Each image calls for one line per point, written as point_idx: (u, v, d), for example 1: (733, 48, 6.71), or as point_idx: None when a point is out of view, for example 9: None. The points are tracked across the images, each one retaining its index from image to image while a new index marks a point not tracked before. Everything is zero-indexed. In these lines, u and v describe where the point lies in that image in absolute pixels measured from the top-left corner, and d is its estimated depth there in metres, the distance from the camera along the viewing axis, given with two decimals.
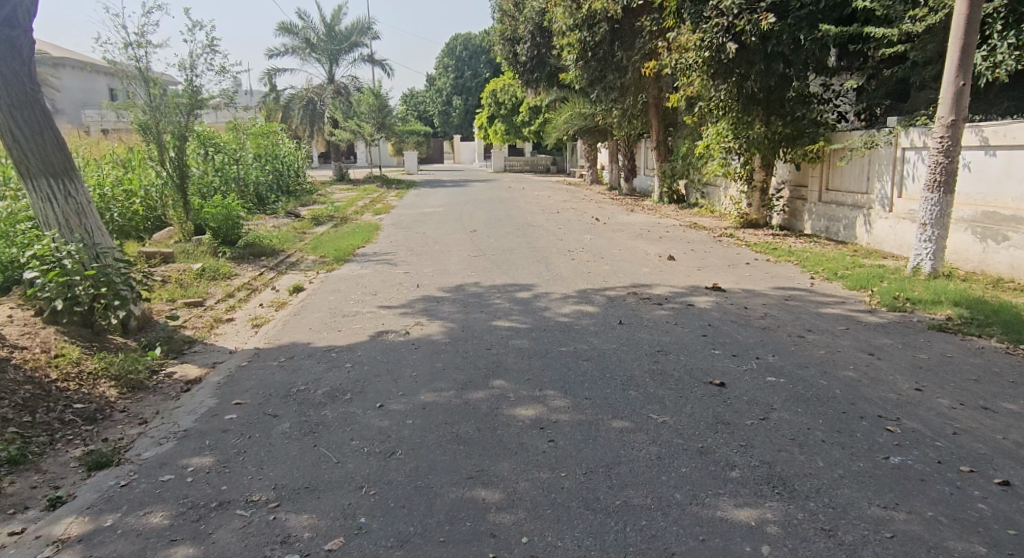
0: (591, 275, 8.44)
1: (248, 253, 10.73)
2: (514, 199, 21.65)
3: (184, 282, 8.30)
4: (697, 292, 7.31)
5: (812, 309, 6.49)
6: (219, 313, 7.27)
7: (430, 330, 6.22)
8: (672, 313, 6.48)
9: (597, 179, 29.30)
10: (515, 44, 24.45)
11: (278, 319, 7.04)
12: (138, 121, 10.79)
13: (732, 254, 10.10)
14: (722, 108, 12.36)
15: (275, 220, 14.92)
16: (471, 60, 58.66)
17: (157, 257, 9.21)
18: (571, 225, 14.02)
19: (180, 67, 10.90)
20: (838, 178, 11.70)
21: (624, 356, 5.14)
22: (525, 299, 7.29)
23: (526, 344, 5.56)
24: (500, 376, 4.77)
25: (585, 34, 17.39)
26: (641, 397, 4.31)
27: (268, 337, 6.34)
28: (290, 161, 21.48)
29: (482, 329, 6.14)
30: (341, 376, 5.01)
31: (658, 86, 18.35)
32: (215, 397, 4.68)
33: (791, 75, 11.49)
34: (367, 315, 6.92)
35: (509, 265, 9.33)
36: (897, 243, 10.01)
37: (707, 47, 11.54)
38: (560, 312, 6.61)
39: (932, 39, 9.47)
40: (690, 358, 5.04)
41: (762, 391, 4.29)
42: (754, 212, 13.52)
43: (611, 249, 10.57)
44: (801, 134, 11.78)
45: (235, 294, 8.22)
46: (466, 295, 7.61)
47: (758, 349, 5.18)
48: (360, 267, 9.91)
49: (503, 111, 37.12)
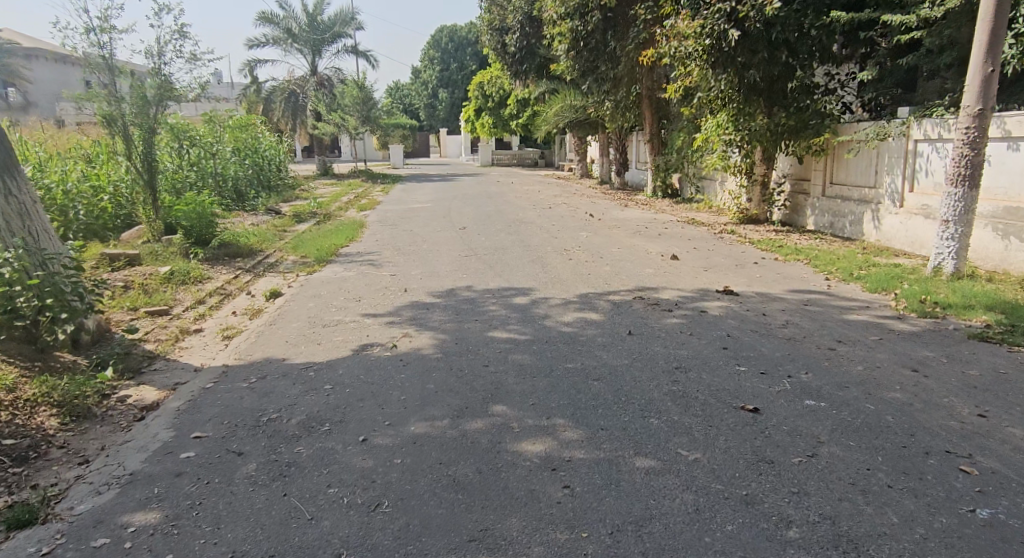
0: (592, 277, 7.88)
1: (222, 253, 10.06)
2: (504, 193, 21.06)
3: (149, 288, 7.60)
4: (708, 296, 6.75)
5: (837, 316, 5.95)
6: (185, 323, 6.60)
7: (420, 343, 5.60)
8: (685, 321, 5.92)
9: (587, 173, 28.74)
10: (503, 34, 23.78)
11: (251, 329, 6.40)
12: (100, 112, 10.00)
13: (738, 252, 9.56)
14: (721, 98, 11.72)
15: (254, 218, 14.23)
16: (456, 52, 57.75)
17: (121, 260, 8.55)
18: (565, 221, 13.42)
19: (147, 54, 10.16)
20: (843, 171, 11.20)
21: (639, 376, 4.57)
22: (522, 305, 6.70)
23: (528, 361, 4.98)
24: (500, 401, 4.19)
25: (575, 23, 16.86)
26: (665, 427, 3.75)
27: (239, 351, 5.69)
28: (271, 155, 20.68)
29: (477, 341, 5.54)
30: (318, 402, 4.39)
31: (651, 77, 17.79)
32: (172, 429, 4.06)
33: (794, 64, 10.95)
34: (349, 326, 6.29)
35: (503, 266, 8.74)
36: (908, 240, 9.50)
37: (708, 35, 10.94)
38: (561, 322, 6.03)
39: (950, 23, 8.96)
40: (713, 377, 4.48)
41: (805, 419, 3.73)
42: (753, 207, 12.96)
43: (609, 248, 10.00)
44: (805, 126, 11.18)
45: (205, 300, 7.56)
46: (458, 301, 7.01)
47: (787, 364, 4.63)
48: (343, 268, 9.26)
49: (490, 103, 36.48)
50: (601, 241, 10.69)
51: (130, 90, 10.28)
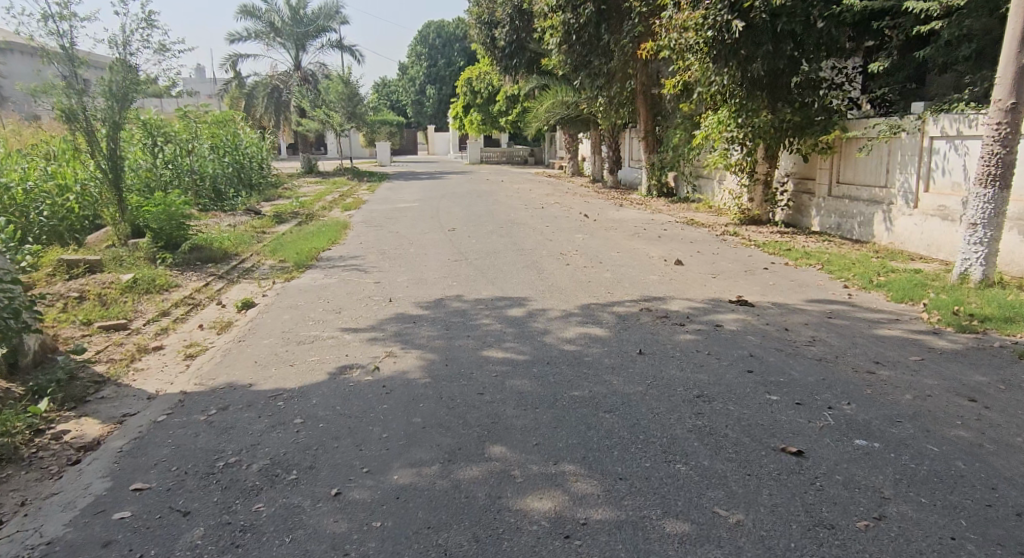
0: (593, 285, 7.31)
1: (193, 258, 9.39)
2: (494, 192, 20.43)
3: (108, 298, 6.94)
4: (721, 308, 6.17)
5: (866, 330, 5.38)
6: (144, 339, 5.95)
7: (405, 365, 4.98)
8: (700, 338, 5.33)
9: (578, 172, 28.14)
10: (493, 28, 23.17)
11: (218, 346, 5.76)
12: (58, 106, 9.23)
13: (745, 256, 9.00)
14: (722, 93, 11.21)
15: (231, 218, 13.54)
16: (444, 48, 56.95)
17: (80, 266, 7.90)
18: (558, 222, 12.83)
19: (111, 43, 9.46)
20: (851, 170, 10.68)
21: (656, 407, 3.97)
22: (518, 319, 6.10)
23: (527, 389, 4.38)
24: (501, 443, 3.58)
25: (568, 15, 16.36)
26: (695, 476, 3.15)
27: (200, 375, 5.05)
28: (252, 152, 19.96)
29: (469, 364, 4.93)
30: (285, 441, 3.76)
31: (646, 71, 17.23)
32: (109, 478, 3.42)
33: (798, 57, 10.51)
34: (326, 343, 5.65)
35: (496, 272, 8.15)
36: (924, 242, 8.98)
37: (710, 26, 10.38)
38: (563, 340, 5.42)
39: (970, 14, 8.48)
40: (742, 408, 3.90)
41: (861, 466, 3.15)
42: (755, 207, 12.41)
43: (607, 252, 9.43)
44: (811, 123, 10.71)
45: (170, 312, 6.91)
46: (448, 313, 6.40)
47: (824, 392, 4.05)
48: (324, 274, 8.62)
49: (479, 100, 35.87)
50: (599, 244, 10.11)
51: (94, 82, 9.57)
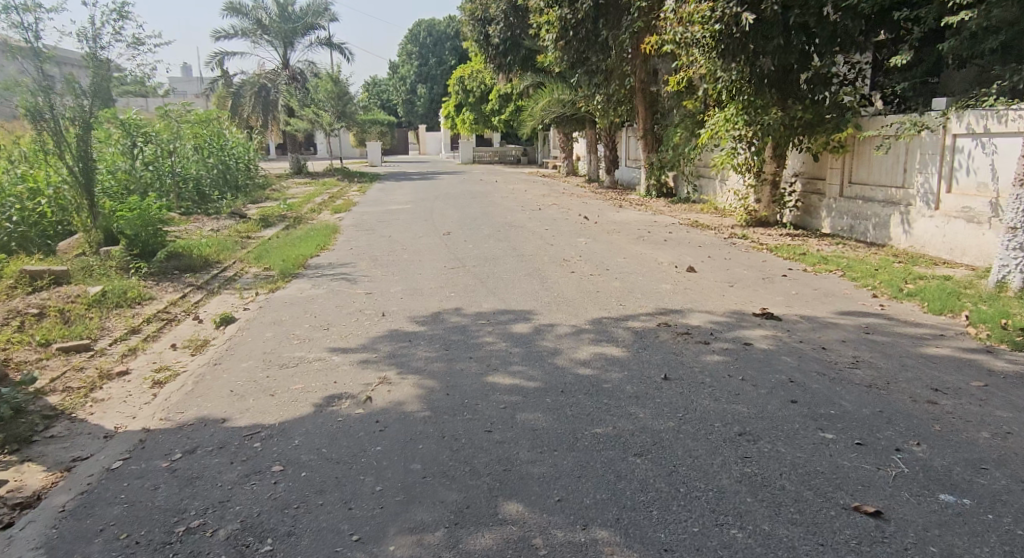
0: (601, 297, 6.76)
1: (171, 267, 8.81)
2: (489, 192, 19.86)
3: (72, 314, 6.36)
4: (746, 323, 5.62)
5: (912, 348, 4.82)
6: (107, 364, 5.38)
7: (400, 396, 4.40)
8: (729, 359, 4.78)
9: (573, 171, 27.60)
10: (486, 24, 22.61)
11: (189, 371, 5.18)
12: (21, 103, 8.54)
13: (759, 262, 8.47)
14: (730, 90, 10.69)
15: (214, 223, 12.91)
16: (435, 47, 56.27)
17: (44, 278, 7.31)
18: (558, 226, 12.25)
19: (79, 36, 8.85)
20: (865, 169, 10.11)
21: (694, 450, 3.42)
22: (524, 338, 5.53)
23: (541, 426, 3.82)
24: (517, 501, 3.02)
25: (564, 10, 15.84)
26: (755, 547, 2.60)
27: (165, 407, 4.47)
28: (239, 152, 19.27)
29: (472, 394, 4.36)
30: (260, 496, 3.18)
31: (645, 68, 16.67)
32: (43, 551, 2.85)
33: (811, 52, 10.06)
34: (310, 367, 5.06)
35: (496, 282, 7.59)
36: (946, 246, 8.44)
37: (718, 19, 9.84)
38: (576, 363, 4.88)
39: (999, 4, 7.81)
40: (793, 450, 3.34)
41: (957, 532, 2.61)
42: (763, 208, 11.89)
43: (613, 258, 8.88)
44: (823, 120, 10.20)
45: (140, 329, 6.34)
46: (447, 331, 5.83)
47: (886, 428, 3.50)
48: (310, 284, 8.05)
49: (471, 99, 35.29)
50: (602, 250, 9.54)
51: (61, 78, 8.92)
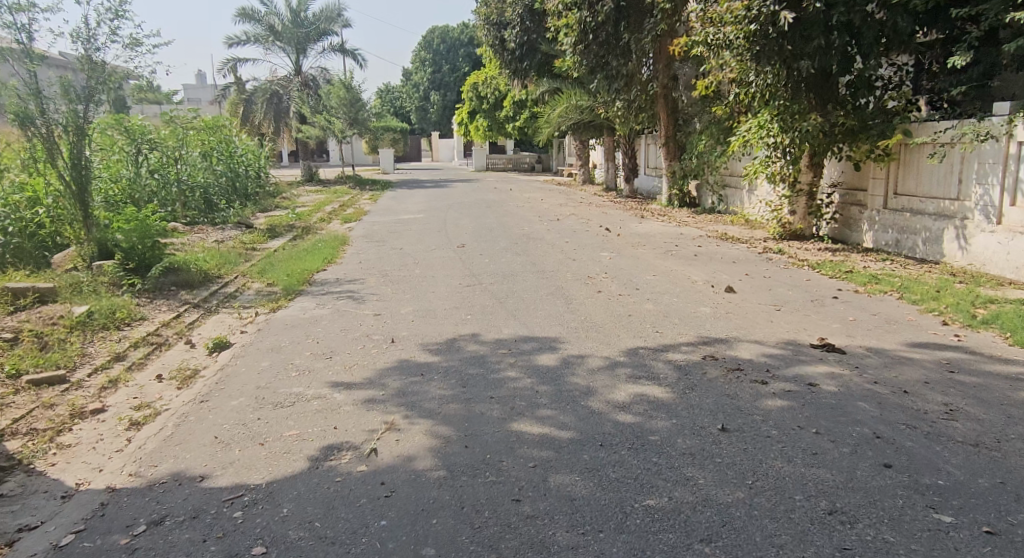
0: (634, 322, 6.09)
1: (167, 283, 8.27)
2: (505, 201, 19.26)
3: (51, 339, 5.80)
4: (805, 356, 4.92)
5: (1012, 394, 4.09)
6: (81, 399, 4.79)
7: (410, 449, 3.75)
8: (795, 403, 4.08)
9: (590, 179, 26.95)
10: (502, 29, 22.11)
11: (172, 410, 4.56)
12: (11, 109, 8.01)
13: (803, 281, 7.76)
14: (764, 95, 10.00)
15: (219, 233, 12.38)
16: (448, 54, 55.77)
17: (28, 296, 6.83)
18: (579, 238, 11.58)
19: (72, 36, 8.32)
20: (913, 179, 9.36)
21: (777, 536, 2.72)
22: (551, 372, 4.87)
23: (581, 495, 3.15)
24: None
25: (584, 13, 15.22)
26: None
27: (138, 458, 3.84)
28: (250, 159, 18.80)
29: (495, 448, 3.70)
30: None
31: (668, 72, 16.00)
32: None
33: (853, 53, 9.29)
34: (308, 408, 4.42)
35: (517, 303, 6.94)
36: (1010, 264, 7.69)
37: (754, 19, 9.18)
38: (614, 407, 4.20)
39: None
40: (906, 540, 2.64)
41: None
42: (797, 220, 11.07)
43: (641, 276, 8.20)
44: (866, 127, 9.48)
45: (124, 355, 5.75)
46: (464, 364, 5.17)
47: (1018, 510, 2.79)
48: (315, 303, 7.44)
49: (485, 105, 34.78)
50: (630, 266, 8.87)
51: (53, 80, 8.40)
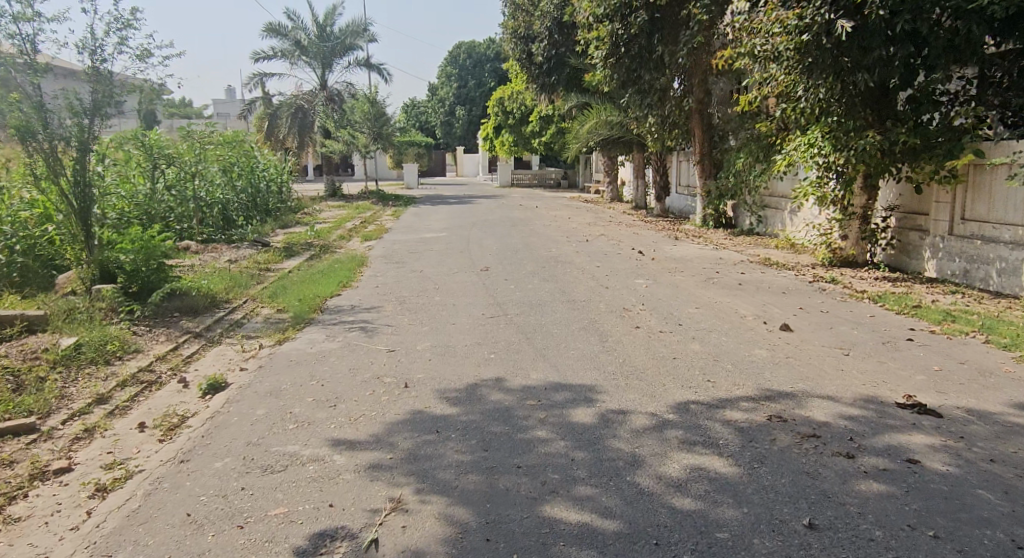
0: (681, 368, 5.31)
1: (169, 308, 7.72)
2: (532, 220, 18.60)
3: (27, 379, 5.20)
4: (895, 419, 4.12)
5: None
6: (46, 455, 4.15)
7: (419, 541, 3.03)
8: (896, 488, 3.29)
9: (618, 197, 26.22)
10: (530, 42, 21.51)
11: (147, 472, 3.90)
12: (12, 122, 7.41)
13: (867, 317, 6.91)
14: (815, 110, 9.27)
15: (233, 253, 11.87)
16: (474, 69, 55.55)
17: (15, 326, 6.30)
18: (611, 262, 10.83)
19: (77, 46, 7.84)
20: (986, 204, 8.47)
21: None
22: (588, 433, 4.13)
23: None
24: None
25: (615, 25, 14.45)
26: None
27: (91, 544, 3.17)
28: (272, 174, 18.43)
29: (524, 544, 2.97)
30: None
31: (704, 86, 15.25)
32: None
33: (917, 66, 8.45)
34: (301, 476, 3.73)
35: (546, 340, 6.22)
36: None
37: (807, 29, 8.50)
38: (669, 485, 3.45)
39: None
40: None
41: None
42: (849, 245, 10.20)
43: (683, 309, 7.43)
44: (929, 146, 8.66)
45: (107, 398, 5.11)
46: (485, 418, 4.44)
47: None
48: (325, 335, 6.79)
49: (511, 120, 34.27)
50: (669, 296, 8.10)
51: (58, 94, 7.90)
